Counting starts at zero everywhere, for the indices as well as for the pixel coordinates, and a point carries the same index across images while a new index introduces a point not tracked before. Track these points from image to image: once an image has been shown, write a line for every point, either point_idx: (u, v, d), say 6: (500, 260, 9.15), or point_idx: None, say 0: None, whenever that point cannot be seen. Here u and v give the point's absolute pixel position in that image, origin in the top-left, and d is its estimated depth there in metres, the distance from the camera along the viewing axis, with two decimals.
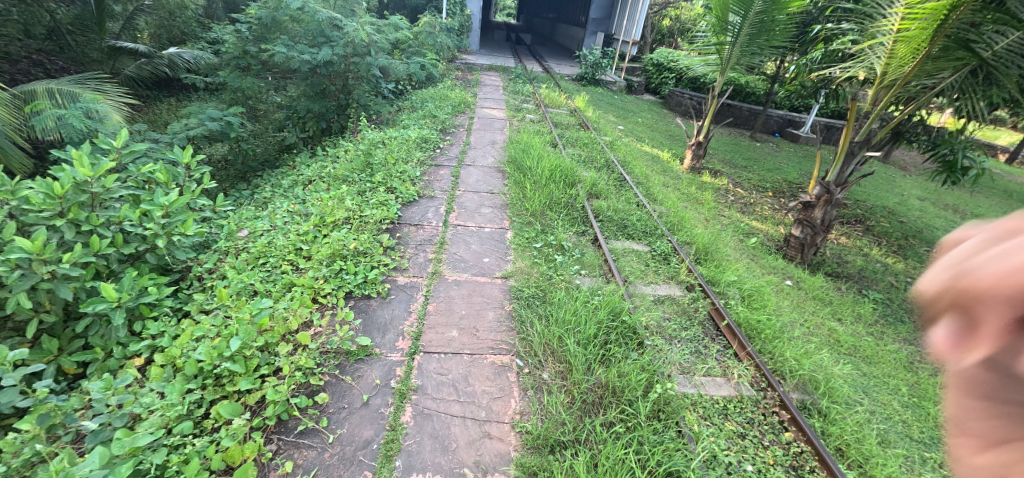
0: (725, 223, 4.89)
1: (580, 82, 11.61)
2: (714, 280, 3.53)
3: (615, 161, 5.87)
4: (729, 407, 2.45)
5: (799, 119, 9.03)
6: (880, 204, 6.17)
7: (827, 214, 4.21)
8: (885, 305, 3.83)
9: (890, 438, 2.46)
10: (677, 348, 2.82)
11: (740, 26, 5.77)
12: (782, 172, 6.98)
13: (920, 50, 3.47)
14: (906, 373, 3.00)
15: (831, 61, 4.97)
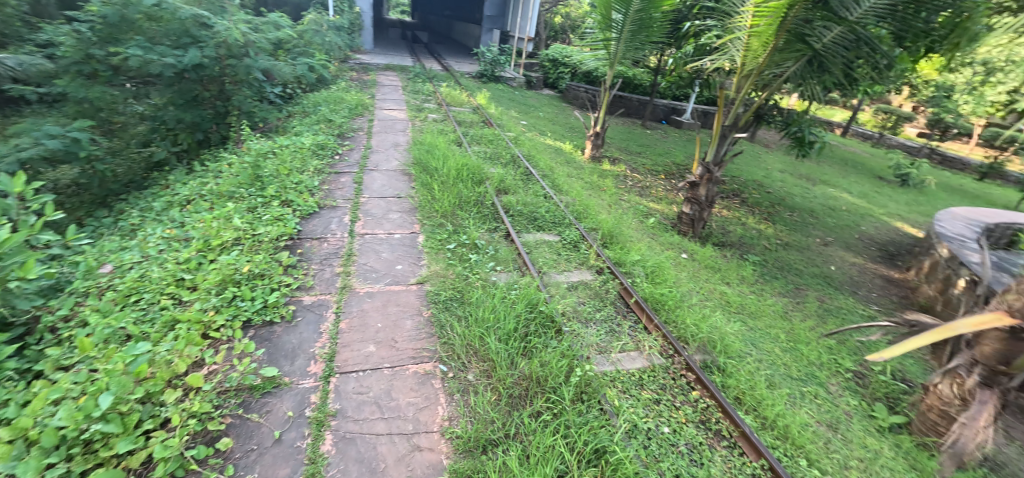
0: (626, 206, 5.24)
1: (481, 80, 11.68)
2: (621, 261, 3.77)
3: (521, 156, 6.00)
4: (643, 377, 2.64)
5: (680, 107, 9.97)
6: (751, 178, 7.05)
7: (709, 191, 4.69)
8: (762, 266, 4.38)
9: (776, 380, 2.82)
10: (592, 330, 2.96)
11: (622, 23, 6.20)
12: (670, 156, 7.66)
13: (769, 44, 3.98)
14: (781, 322, 3.47)
15: (701, 54, 5.54)
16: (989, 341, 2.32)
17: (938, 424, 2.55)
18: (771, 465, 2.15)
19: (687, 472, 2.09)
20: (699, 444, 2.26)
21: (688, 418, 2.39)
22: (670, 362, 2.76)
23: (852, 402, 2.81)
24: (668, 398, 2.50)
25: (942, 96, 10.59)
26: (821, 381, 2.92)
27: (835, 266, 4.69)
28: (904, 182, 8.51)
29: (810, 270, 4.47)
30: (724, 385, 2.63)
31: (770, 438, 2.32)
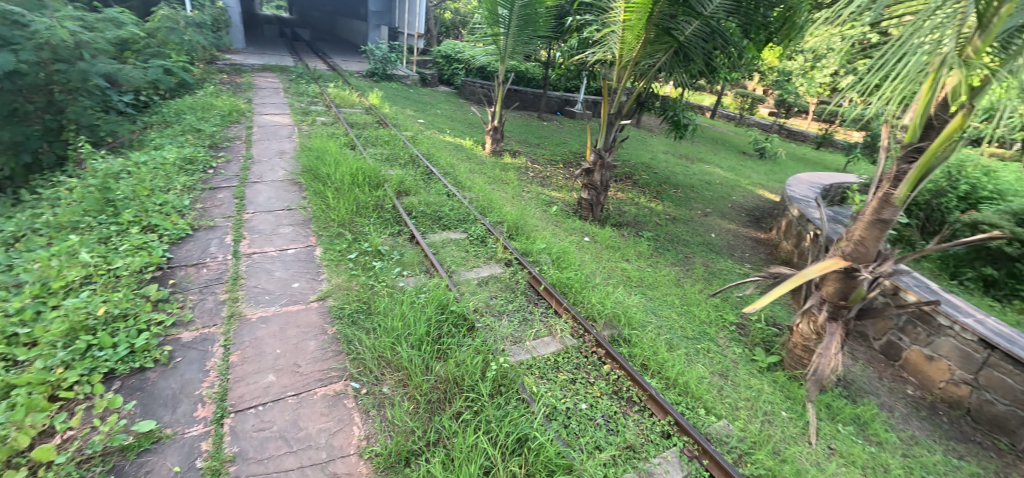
0: (530, 197, 5.38)
1: (372, 78, 11.20)
2: (527, 251, 3.86)
3: (421, 155, 5.87)
4: (558, 360, 2.74)
5: (571, 98, 10.50)
6: (639, 161, 7.65)
7: (603, 176, 4.98)
8: (655, 240, 4.79)
9: (674, 342, 3.10)
10: (506, 322, 3.01)
11: (509, 19, 6.29)
12: (567, 145, 8.03)
13: (641, 37, 4.30)
14: (674, 289, 3.82)
15: (584, 47, 5.84)
16: (831, 281, 2.77)
17: (802, 357, 3.00)
18: (676, 420, 2.36)
19: (605, 442, 2.22)
20: (614, 413, 2.40)
21: (602, 391, 2.53)
22: (582, 341, 2.90)
23: (737, 351, 3.19)
24: (582, 376, 2.62)
25: (782, 80, 12.44)
26: (711, 337, 3.27)
27: (714, 234, 5.28)
28: (761, 155, 9.86)
29: (695, 240, 4.98)
30: (630, 354, 2.83)
31: (673, 395, 2.55)
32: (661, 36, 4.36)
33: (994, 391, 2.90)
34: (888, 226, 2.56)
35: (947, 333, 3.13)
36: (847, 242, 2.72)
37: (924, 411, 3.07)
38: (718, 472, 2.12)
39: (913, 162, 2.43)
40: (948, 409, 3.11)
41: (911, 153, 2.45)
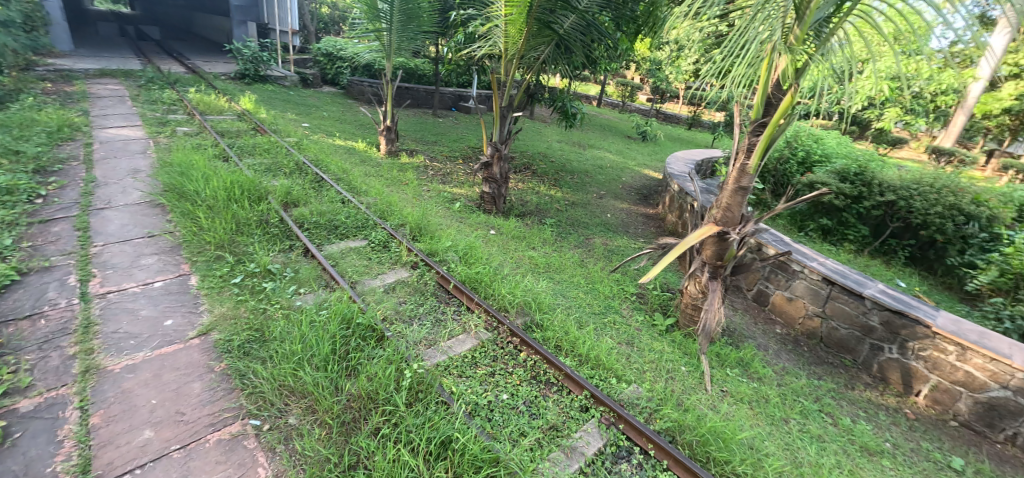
0: (431, 196, 5.28)
1: (243, 80, 10.10)
2: (433, 251, 3.80)
3: (308, 162, 5.44)
4: (475, 356, 2.74)
5: (465, 93, 10.50)
6: (536, 151, 7.92)
7: (502, 168, 5.06)
8: (557, 226, 5.00)
9: (583, 319, 3.27)
10: (418, 327, 2.93)
11: (390, 13, 6.04)
12: (465, 140, 8.02)
13: (523, 30, 4.39)
14: (579, 269, 4.03)
15: (471, 41, 5.84)
16: (708, 245, 3.12)
17: (693, 316, 3.35)
18: (592, 392, 2.50)
19: (529, 427, 2.27)
20: (534, 398, 2.47)
21: (521, 377, 2.59)
22: (496, 333, 2.93)
23: (639, 319, 3.47)
24: (500, 367, 2.66)
25: (653, 69, 13.72)
26: (615, 310, 3.51)
27: (610, 214, 5.67)
28: (643, 138, 10.80)
29: (593, 221, 5.29)
30: (544, 338, 2.93)
31: (587, 370, 2.69)
32: (542, 30, 4.51)
33: (836, 319, 3.51)
34: (746, 192, 2.95)
35: (799, 276, 3.72)
36: (717, 209, 3.07)
37: (790, 345, 3.62)
38: (633, 433, 2.30)
39: (759, 135, 2.82)
40: (807, 340, 3.70)
41: (757, 128, 2.84)
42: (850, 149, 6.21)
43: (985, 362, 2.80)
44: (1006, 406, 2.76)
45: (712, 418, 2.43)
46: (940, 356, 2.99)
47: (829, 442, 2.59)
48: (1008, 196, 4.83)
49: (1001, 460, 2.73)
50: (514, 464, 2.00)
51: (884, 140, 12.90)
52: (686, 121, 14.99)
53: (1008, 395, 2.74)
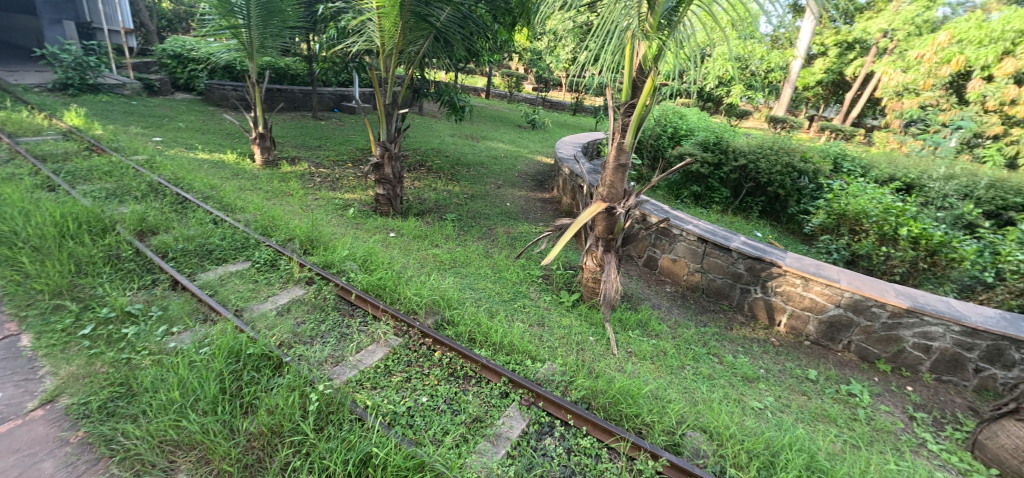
0: (321, 205, 4.92)
1: (66, 92, 8.41)
2: (329, 263, 3.55)
3: (165, 182, 4.72)
4: (387, 365, 2.63)
5: (347, 92, 9.97)
6: (430, 147, 7.79)
7: (395, 168, 4.87)
8: (459, 221, 4.97)
9: (495, 309, 3.31)
10: (321, 346, 2.73)
11: (246, 7, 5.39)
12: (352, 142, 7.59)
13: (398, 24, 4.21)
14: (485, 261, 4.07)
15: (345, 36, 5.48)
16: (599, 221, 3.33)
17: (594, 288, 3.57)
18: (510, 377, 2.55)
19: (452, 424, 2.25)
20: (454, 394, 2.45)
21: (438, 377, 2.55)
22: (408, 338, 2.85)
23: (547, 300, 3.61)
24: (415, 370, 2.59)
25: (533, 60, 14.24)
26: (524, 295, 3.61)
27: (510, 203, 5.79)
28: (533, 126, 11.18)
29: (494, 212, 5.36)
30: (456, 333, 2.91)
31: (503, 357, 2.73)
32: (418, 23, 4.36)
33: (713, 272, 4.00)
34: (626, 168, 3.19)
35: (680, 239, 4.16)
36: (603, 187, 3.28)
37: (679, 300, 4.04)
38: (553, 408, 2.40)
39: (630, 115, 3.05)
40: (691, 293, 4.16)
41: (628, 109, 3.06)
42: (708, 123, 7.07)
43: (823, 289, 3.44)
44: (841, 321, 3.44)
45: (621, 378, 2.63)
46: (792, 290, 3.59)
47: (717, 379, 2.95)
48: (824, 152, 5.89)
49: (842, 364, 3.39)
50: (440, 465, 1.95)
51: (733, 113, 14.96)
52: (570, 106, 15.86)
53: (841, 312, 3.41)
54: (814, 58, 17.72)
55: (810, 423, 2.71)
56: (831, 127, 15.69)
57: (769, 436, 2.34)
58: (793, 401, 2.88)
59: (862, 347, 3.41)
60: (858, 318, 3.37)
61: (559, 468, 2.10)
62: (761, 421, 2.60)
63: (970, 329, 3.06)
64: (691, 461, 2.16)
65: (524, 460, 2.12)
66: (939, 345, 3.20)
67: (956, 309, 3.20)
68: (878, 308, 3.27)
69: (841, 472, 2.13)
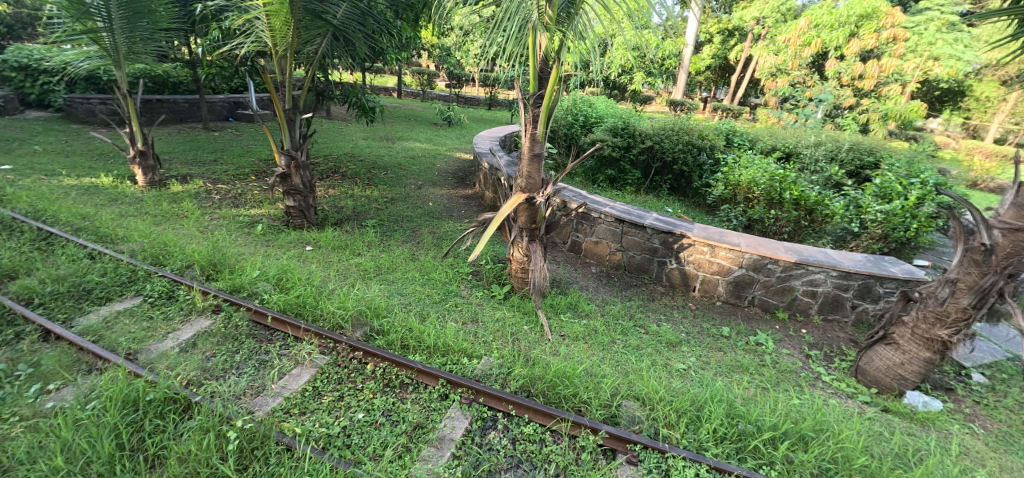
0: (222, 225, 4.46)
1: None
2: (238, 287, 3.23)
3: (19, 216, 4.00)
4: (315, 386, 2.46)
5: (242, 99, 9.16)
6: (342, 152, 7.39)
7: (304, 177, 4.54)
8: (380, 226, 4.78)
9: (427, 312, 3.24)
10: (237, 378, 2.48)
11: (105, 7, 4.67)
12: (254, 154, 6.98)
13: (290, 22, 3.89)
14: (412, 264, 3.96)
15: (230, 38, 4.97)
16: (521, 212, 3.37)
17: (524, 278, 3.62)
18: (448, 378, 2.51)
19: (392, 436, 2.16)
20: (391, 405, 2.36)
21: (373, 390, 2.44)
22: (335, 354, 2.69)
23: (478, 295, 3.60)
24: (347, 387, 2.45)
25: (443, 56, 14.06)
26: (455, 293, 3.57)
27: (432, 202, 5.68)
28: (449, 123, 11.06)
29: (417, 213, 5.23)
30: (388, 342, 2.80)
31: (438, 359, 2.68)
32: (313, 20, 4.05)
33: (632, 249, 4.24)
34: (541, 158, 3.25)
35: (599, 221, 4.35)
36: (521, 179, 3.32)
37: (604, 279, 4.23)
38: (494, 402, 2.41)
39: (540, 106, 3.11)
40: (615, 271, 4.38)
41: (537, 100, 3.12)
42: (616, 110, 7.45)
43: (727, 253, 3.80)
44: (744, 280, 3.83)
45: (557, 362, 2.69)
46: (702, 257, 3.91)
47: (645, 348, 3.15)
48: (718, 130, 6.48)
49: (749, 318, 3.78)
50: None
51: (637, 98, 15.96)
52: (485, 101, 15.92)
53: (744, 271, 3.80)
54: (701, 45, 19.42)
55: (727, 374, 2.98)
56: (721, 107, 17.34)
57: (695, 393, 2.54)
58: (712, 358, 3.15)
59: (763, 300, 3.83)
60: (757, 275, 3.78)
61: (505, 459, 2.13)
62: (686, 381, 2.82)
63: (844, 272, 3.57)
64: (628, 429, 2.30)
65: (471, 458, 2.10)
66: (822, 290, 3.69)
67: (832, 257, 3.70)
68: (773, 264, 3.68)
69: (756, 414, 2.38)
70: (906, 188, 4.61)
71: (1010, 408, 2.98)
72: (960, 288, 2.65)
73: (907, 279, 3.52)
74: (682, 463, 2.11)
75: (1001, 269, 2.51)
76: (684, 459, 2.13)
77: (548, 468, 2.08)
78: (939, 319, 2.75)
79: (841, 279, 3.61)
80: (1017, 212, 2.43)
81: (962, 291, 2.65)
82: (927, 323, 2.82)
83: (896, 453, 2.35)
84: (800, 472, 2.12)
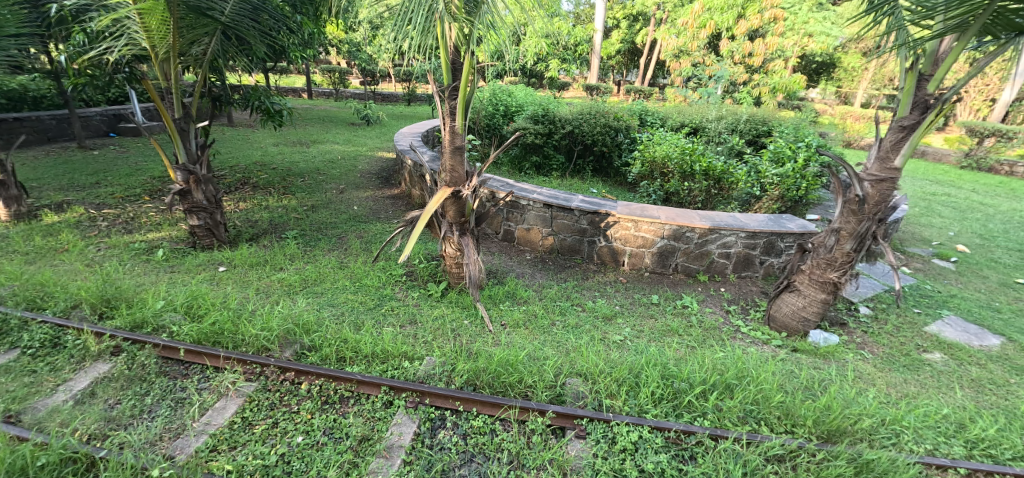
0: (114, 255, 3.94)
1: None
2: (141, 322, 2.87)
3: None
4: (244, 417, 2.27)
5: (124, 111, 8.11)
6: (250, 161, 6.81)
7: (207, 192, 4.12)
8: (302, 236, 4.49)
9: (362, 320, 3.10)
10: (149, 423, 2.22)
11: None
12: (145, 171, 6.23)
13: (169, 21, 3.45)
14: (341, 272, 3.77)
15: (96, 41, 4.33)
16: (449, 206, 3.32)
17: (459, 273, 3.58)
18: (390, 385, 2.44)
19: (336, 455, 2.05)
20: (333, 422, 2.24)
21: (311, 409, 2.30)
22: (264, 379, 2.50)
23: (415, 296, 3.52)
24: (281, 411, 2.29)
25: (354, 52, 13.42)
26: (390, 297, 3.46)
27: (357, 206, 5.44)
28: (367, 122, 10.60)
29: (342, 219, 4.98)
30: (323, 358, 2.65)
31: (378, 366, 2.59)
32: (197, 18, 3.63)
33: (563, 232, 4.35)
34: (463, 150, 3.22)
35: (529, 208, 4.40)
36: (445, 173, 3.26)
37: (540, 264, 4.31)
38: (440, 400, 2.39)
39: (456, 98, 3.06)
40: (549, 255, 4.48)
41: (453, 92, 3.06)
42: (535, 97, 7.54)
43: (650, 226, 4.03)
44: (667, 249, 4.09)
45: (500, 351, 2.70)
46: (627, 233, 4.12)
47: (584, 326, 3.26)
48: (632, 111, 6.81)
49: (674, 284, 4.06)
50: None
51: (555, 85, 16.35)
52: (403, 97, 15.49)
53: (666, 242, 4.06)
54: (610, 30, 20.33)
55: (660, 339, 3.19)
56: (633, 89, 18.30)
57: (632, 361, 2.68)
58: (645, 326, 3.35)
59: (685, 266, 4.13)
60: (678, 244, 4.05)
61: (458, 456, 2.11)
62: (623, 351, 2.97)
63: (751, 233, 3.94)
64: (574, 405, 2.39)
65: (422, 462, 2.05)
66: (734, 250, 4.05)
67: (740, 220, 4.07)
68: (690, 232, 3.97)
69: (687, 371, 2.57)
70: (795, 152, 5.16)
71: (889, 332, 3.49)
72: (843, 235, 3.02)
73: (802, 233, 3.97)
74: (626, 428, 2.23)
75: (873, 215, 2.89)
76: (628, 424, 2.25)
77: (501, 456, 2.10)
78: (830, 264, 3.13)
79: (749, 239, 3.98)
80: (881, 165, 2.80)
81: (845, 238, 3.01)
82: (820, 269, 3.19)
83: (806, 386, 2.65)
84: (729, 418, 2.32)
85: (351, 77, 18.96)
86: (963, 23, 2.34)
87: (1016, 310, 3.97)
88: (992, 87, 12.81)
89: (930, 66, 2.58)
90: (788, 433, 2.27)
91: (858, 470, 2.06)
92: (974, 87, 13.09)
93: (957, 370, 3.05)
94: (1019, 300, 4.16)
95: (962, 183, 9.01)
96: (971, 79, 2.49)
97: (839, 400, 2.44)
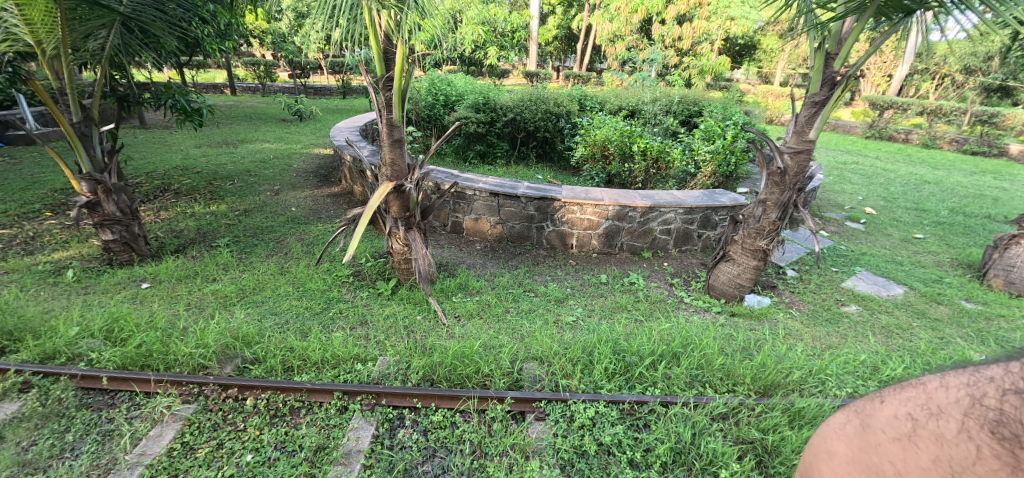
0: (13, 280, 3.48)
1: None
2: (54, 353, 2.58)
3: None
4: (184, 442, 2.11)
5: (10, 116, 7.17)
6: (169, 166, 6.25)
7: (120, 202, 3.72)
8: (236, 243, 4.21)
9: (310, 326, 2.97)
10: (72, 462, 2.00)
11: None
12: (42, 184, 5.53)
13: (54, 13, 3.02)
14: (282, 278, 3.58)
15: None
16: (392, 202, 3.21)
17: (408, 268, 3.50)
18: (344, 390, 2.37)
19: (289, 468, 1.96)
20: (285, 436, 2.14)
21: (258, 426, 2.18)
22: (203, 399, 2.34)
23: (364, 296, 3.41)
24: (227, 432, 2.16)
25: (280, 42, 12.63)
26: (337, 300, 3.33)
27: (295, 207, 5.17)
28: (300, 118, 10.05)
29: (279, 222, 4.73)
30: (269, 370, 2.52)
31: (330, 372, 2.50)
32: (90, 8, 3.19)
33: (511, 219, 4.37)
34: (403, 143, 3.12)
35: (475, 199, 4.37)
36: (386, 167, 3.15)
37: (490, 253, 4.31)
38: (397, 400, 2.35)
39: (391, 89, 2.93)
40: (498, 243, 4.48)
41: (387, 82, 2.92)
42: (475, 85, 7.44)
43: (594, 209, 4.15)
44: (612, 230, 4.24)
45: (455, 344, 2.69)
46: (574, 216, 4.22)
47: (537, 310, 3.33)
48: (571, 97, 6.91)
49: (621, 262, 4.22)
50: None
51: (495, 73, 16.34)
52: (338, 89, 14.86)
53: (610, 223, 4.21)
54: (546, 16, 20.52)
55: (610, 316, 3.31)
56: (572, 75, 18.67)
57: (585, 340, 2.76)
58: (596, 305, 3.46)
59: (630, 244, 4.30)
60: (622, 224, 4.22)
61: (419, 453, 2.10)
62: (576, 331, 3.07)
63: (688, 209, 4.18)
64: (532, 389, 2.44)
65: (383, 463, 2.01)
66: (674, 226, 4.27)
67: (677, 198, 4.29)
68: (632, 211, 4.15)
69: (636, 345, 2.69)
70: (724, 130, 5.47)
71: (812, 291, 3.83)
72: (769, 205, 3.24)
73: (733, 206, 4.26)
74: (583, 405, 2.31)
75: (793, 186, 3.13)
76: (584, 401, 2.33)
77: (463, 448, 2.11)
78: (759, 233, 3.35)
79: (687, 215, 4.22)
80: (798, 138, 3.03)
81: (771, 208, 3.24)
82: (751, 238, 3.42)
83: (743, 347, 2.86)
84: (677, 384, 2.47)
85: (279, 70, 17.89)
86: (860, 6, 2.55)
87: (915, 262, 4.48)
88: (888, 64, 14.21)
89: (835, 45, 2.81)
90: (730, 392, 2.45)
91: (791, 418, 2.26)
92: (874, 64, 14.45)
93: (870, 319, 3.42)
94: (917, 253, 4.71)
95: (868, 152, 10.00)
96: (869, 57, 2.74)
97: (772, 357, 2.66)
